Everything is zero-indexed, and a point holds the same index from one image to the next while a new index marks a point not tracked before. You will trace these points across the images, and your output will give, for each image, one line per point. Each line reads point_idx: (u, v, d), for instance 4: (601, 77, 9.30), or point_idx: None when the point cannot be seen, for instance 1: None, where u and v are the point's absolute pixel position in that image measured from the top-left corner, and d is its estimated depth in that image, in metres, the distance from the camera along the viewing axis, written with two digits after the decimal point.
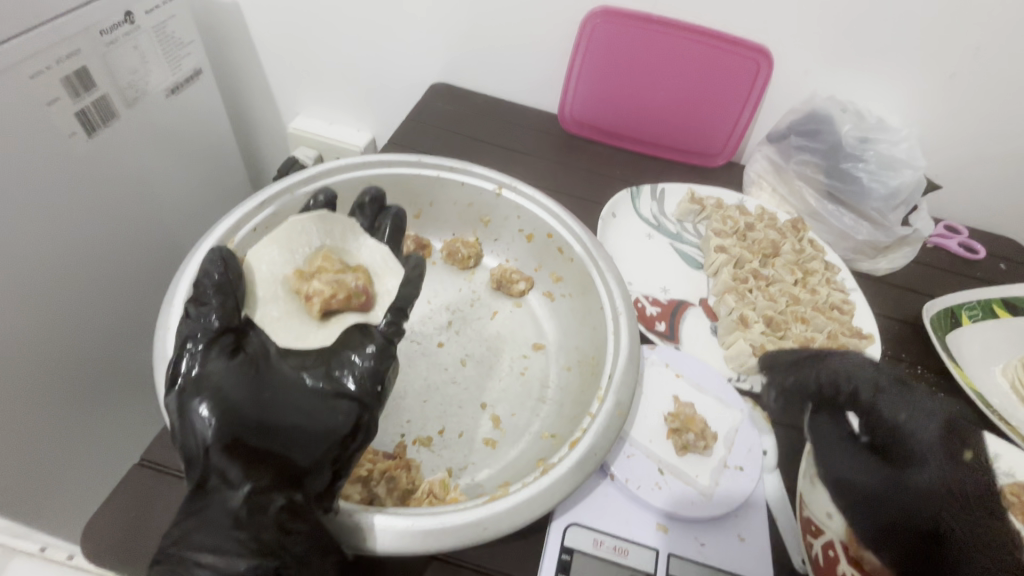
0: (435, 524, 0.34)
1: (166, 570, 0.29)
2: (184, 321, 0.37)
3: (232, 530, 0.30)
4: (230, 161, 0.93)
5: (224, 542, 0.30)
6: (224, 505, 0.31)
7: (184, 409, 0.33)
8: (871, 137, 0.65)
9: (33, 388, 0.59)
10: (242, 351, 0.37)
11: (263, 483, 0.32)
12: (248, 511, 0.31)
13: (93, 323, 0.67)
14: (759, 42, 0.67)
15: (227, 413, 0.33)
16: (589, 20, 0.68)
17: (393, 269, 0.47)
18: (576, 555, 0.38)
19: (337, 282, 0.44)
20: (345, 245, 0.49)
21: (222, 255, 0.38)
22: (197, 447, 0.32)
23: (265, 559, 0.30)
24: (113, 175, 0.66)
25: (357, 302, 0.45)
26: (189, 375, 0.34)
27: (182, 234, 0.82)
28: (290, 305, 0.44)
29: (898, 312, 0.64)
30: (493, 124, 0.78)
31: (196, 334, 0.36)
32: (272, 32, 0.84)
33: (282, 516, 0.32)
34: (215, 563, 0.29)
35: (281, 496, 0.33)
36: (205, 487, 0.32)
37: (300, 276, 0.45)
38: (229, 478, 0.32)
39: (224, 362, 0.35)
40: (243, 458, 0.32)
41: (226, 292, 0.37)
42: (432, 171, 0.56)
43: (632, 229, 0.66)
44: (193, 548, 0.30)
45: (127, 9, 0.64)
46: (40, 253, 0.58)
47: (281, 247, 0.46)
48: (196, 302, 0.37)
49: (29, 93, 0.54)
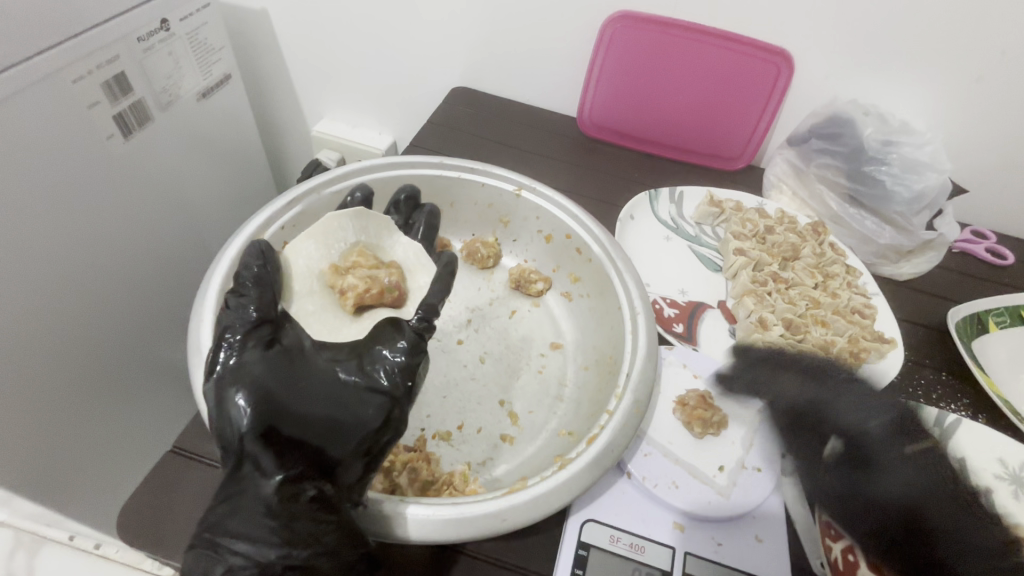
0: (455, 514, 0.35)
1: (201, 554, 0.31)
2: (225, 311, 0.39)
3: (264, 517, 0.31)
4: (255, 163, 0.96)
5: (255, 530, 0.31)
6: (257, 492, 0.32)
7: (222, 398, 0.34)
8: (895, 139, 0.65)
9: (69, 379, 0.62)
10: (278, 343, 0.39)
11: (294, 473, 0.33)
12: (278, 500, 0.32)
13: (126, 318, 0.69)
14: (780, 45, 0.67)
15: (262, 402, 0.34)
16: (608, 24, 0.69)
17: (424, 266, 0.50)
18: (593, 551, 0.39)
19: (371, 278, 0.47)
20: (379, 242, 0.51)
21: (261, 249, 0.43)
22: (233, 435, 0.34)
23: (294, 548, 0.31)
24: (146, 176, 0.69)
25: (389, 297, 0.47)
26: (227, 365, 0.36)
27: (209, 233, 0.85)
28: (325, 299, 0.47)
29: (922, 317, 0.63)
30: (512, 127, 0.79)
31: (235, 325, 0.38)
32: (298, 39, 0.87)
33: (312, 506, 0.33)
34: (247, 551, 0.31)
35: (310, 486, 0.33)
36: (240, 474, 0.33)
37: (336, 271, 0.48)
38: (262, 466, 0.33)
39: (259, 353, 0.37)
40: (275, 448, 0.33)
41: (263, 284, 0.41)
42: (453, 172, 0.57)
43: (650, 231, 0.66)
44: (226, 534, 0.31)
45: (163, 17, 0.67)
46: (79, 250, 0.61)
47: (318, 242, 0.48)
48: (235, 294, 0.40)
49: (71, 97, 0.57)
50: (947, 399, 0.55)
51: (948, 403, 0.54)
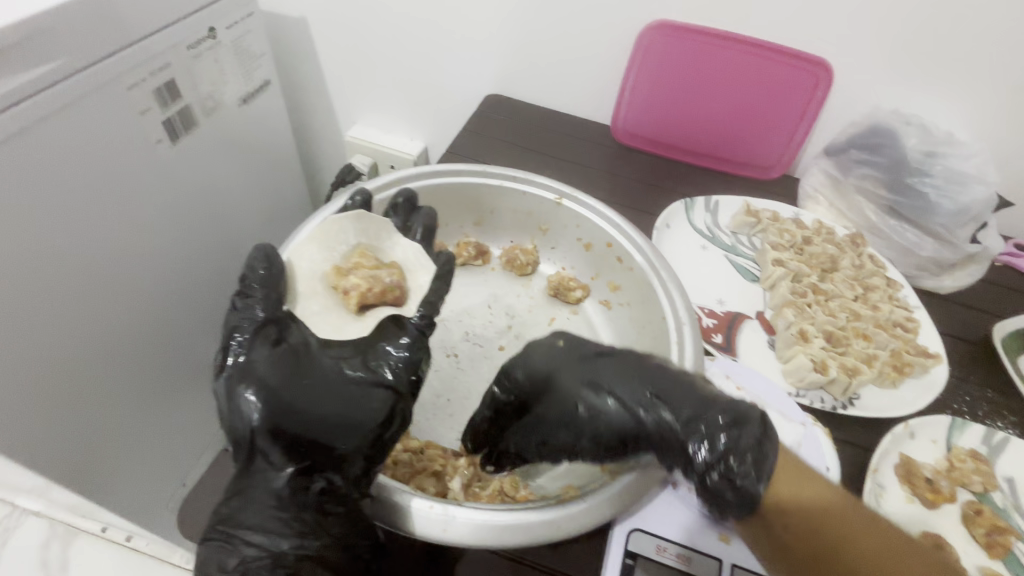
0: (511, 519, 0.35)
1: (217, 544, 0.35)
2: (233, 312, 0.41)
3: (275, 511, 0.35)
4: (290, 167, 0.98)
5: (267, 522, 0.35)
6: (268, 486, 0.36)
7: (232, 395, 0.36)
8: (940, 151, 0.64)
9: (113, 376, 0.63)
10: (284, 341, 0.40)
11: (302, 467, 0.36)
12: (289, 493, 0.36)
13: (168, 316, 0.71)
14: (820, 55, 0.67)
15: (269, 399, 0.36)
16: (645, 33, 0.70)
17: (424, 266, 0.50)
18: (639, 560, 0.39)
19: (373, 277, 0.47)
20: (380, 243, 0.51)
21: (266, 252, 0.43)
22: (244, 431, 0.36)
23: (304, 539, 0.35)
24: (190, 179, 0.71)
25: (391, 296, 0.47)
26: (236, 363, 0.38)
27: (246, 235, 0.87)
28: (329, 300, 0.48)
29: (965, 331, 0.62)
30: (545, 135, 0.80)
31: (243, 325, 0.40)
32: (336, 46, 0.89)
33: (321, 498, 0.36)
34: (261, 542, 0.35)
35: (319, 479, 0.36)
36: (252, 469, 0.36)
37: (339, 272, 0.48)
38: (272, 461, 0.36)
39: (266, 352, 0.38)
40: (284, 443, 0.36)
41: (269, 286, 0.42)
42: (496, 180, 0.57)
43: (686, 240, 0.66)
44: (242, 527, 0.35)
45: (211, 25, 0.69)
46: (127, 249, 0.62)
47: (320, 246, 0.49)
48: (242, 296, 0.42)
49: (124, 103, 0.59)
50: (993, 417, 0.54)
51: (994, 420, 0.53)
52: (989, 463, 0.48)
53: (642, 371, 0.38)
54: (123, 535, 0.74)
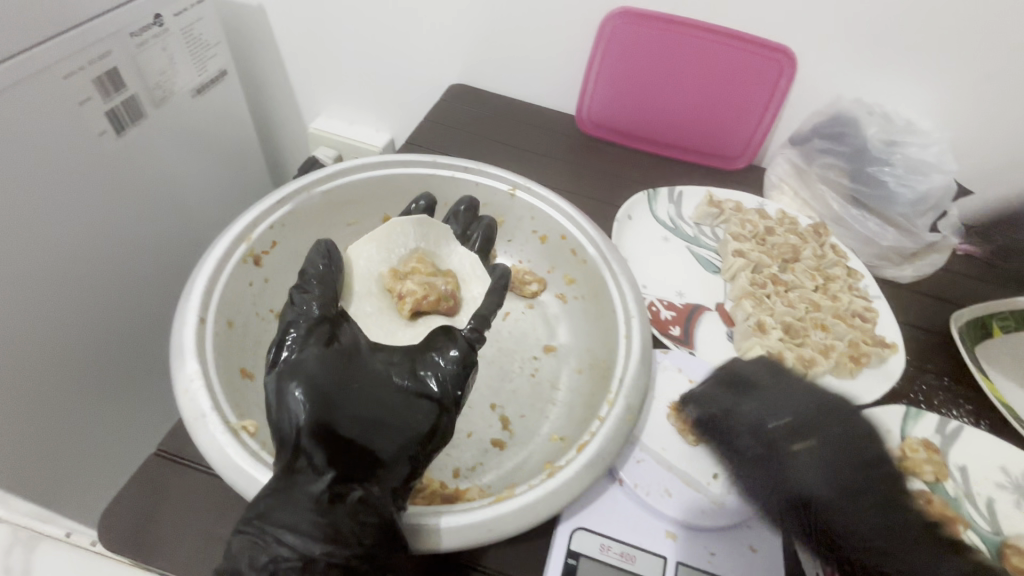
0: (441, 522, 0.35)
1: (248, 541, 0.29)
2: (290, 306, 0.40)
3: (312, 513, 0.30)
4: (252, 160, 0.95)
5: (301, 524, 0.30)
6: (306, 487, 0.31)
7: (280, 390, 0.35)
8: (900, 140, 0.64)
9: (60, 379, 0.61)
10: (336, 342, 0.39)
11: (344, 472, 0.33)
12: (329, 498, 0.31)
13: (119, 316, 0.69)
14: (782, 43, 0.66)
15: (320, 398, 0.34)
16: (607, 21, 0.68)
17: (480, 276, 0.50)
18: (582, 560, 0.38)
19: (428, 285, 0.47)
20: (437, 250, 0.52)
21: (327, 249, 0.44)
22: (290, 428, 0.33)
23: (336, 547, 0.30)
24: (140, 174, 0.68)
25: (445, 305, 0.48)
26: (287, 360, 0.36)
27: (205, 231, 0.84)
28: (382, 302, 0.48)
29: (923, 321, 0.62)
30: (509, 125, 0.78)
31: (298, 322, 0.39)
32: (295, 35, 0.86)
33: (357, 507, 0.32)
34: (292, 543, 0.29)
35: (358, 487, 0.33)
36: (293, 468, 0.32)
37: (395, 276, 0.49)
38: (314, 462, 0.32)
39: (319, 350, 0.37)
40: (329, 445, 0.33)
41: (326, 283, 0.42)
42: (447, 171, 0.56)
43: (648, 232, 0.65)
44: (275, 525, 0.30)
45: (157, 12, 0.66)
46: (70, 247, 0.60)
47: (379, 246, 0.50)
48: (299, 291, 0.41)
49: (62, 93, 0.57)
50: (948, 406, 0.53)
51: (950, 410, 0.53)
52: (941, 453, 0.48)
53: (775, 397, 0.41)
54: None
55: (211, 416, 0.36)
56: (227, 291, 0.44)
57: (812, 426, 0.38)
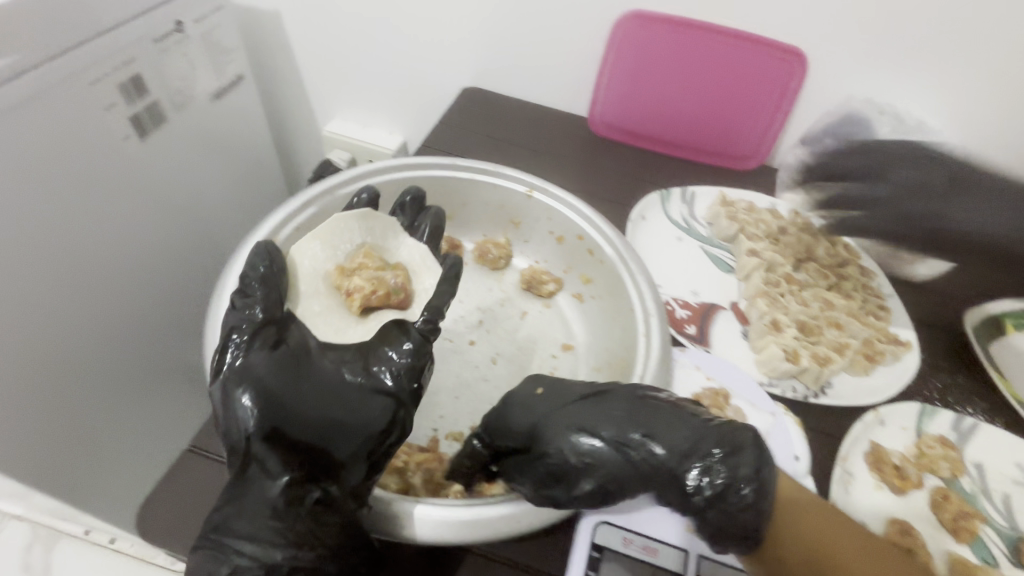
0: (470, 516, 0.35)
1: (207, 553, 0.33)
2: (230, 311, 0.40)
3: (270, 520, 0.34)
4: (267, 163, 0.96)
5: (259, 531, 0.33)
6: (263, 494, 0.34)
7: (227, 398, 0.36)
8: (912, 138, 0.66)
9: (87, 379, 0.62)
10: (284, 343, 0.39)
11: (298, 475, 0.35)
12: (285, 503, 0.34)
13: (141, 316, 0.70)
14: (793, 44, 0.66)
15: (264, 404, 0.35)
16: (619, 24, 0.69)
17: (430, 268, 0.50)
18: (605, 553, 0.39)
19: (377, 279, 0.47)
20: (385, 243, 0.51)
21: (267, 250, 0.42)
22: (238, 436, 0.35)
23: (300, 550, 0.34)
24: (160, 177, 0.70)
25: (395, 299, 0.48)
26: (233, 366, 0.37)
27: (223, 233, 0.85)
28: (331, 300, 0.48)
29: (938, 320, 0.62)
30: (522, 127, 0.79)
31: (241, 325, 0.39)
32: (310, 39, 0.87)
33: (317, 508, 0.35)
34: (252, 552, 0.33)
35: (315, 488, 0.35)
36: (244, 476, 0.35)
37: (341, 272, 0.48)
38: (267, 468, 0.35)
39: (265, 354, 0.37)
40: (280, 450, 0.35)
41: (270, 284, 0.41)
42: (466, 173, 0.57)
43: (662, 232, 0.66)
44: (233, 536, 0.33)
45: (178, 18, 0.68)
46: (96, 249, 0.61)
47: (323, 242, 0.48)
48: (241, 294, 0.40)
49: (89, 99, 0.58)
50: (963, 403, 0.54)
51: (964, 407, 0.54)
52: (957, 450, 0.49)
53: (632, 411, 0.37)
54: (108, 538, 0.74)
55: None
56: None
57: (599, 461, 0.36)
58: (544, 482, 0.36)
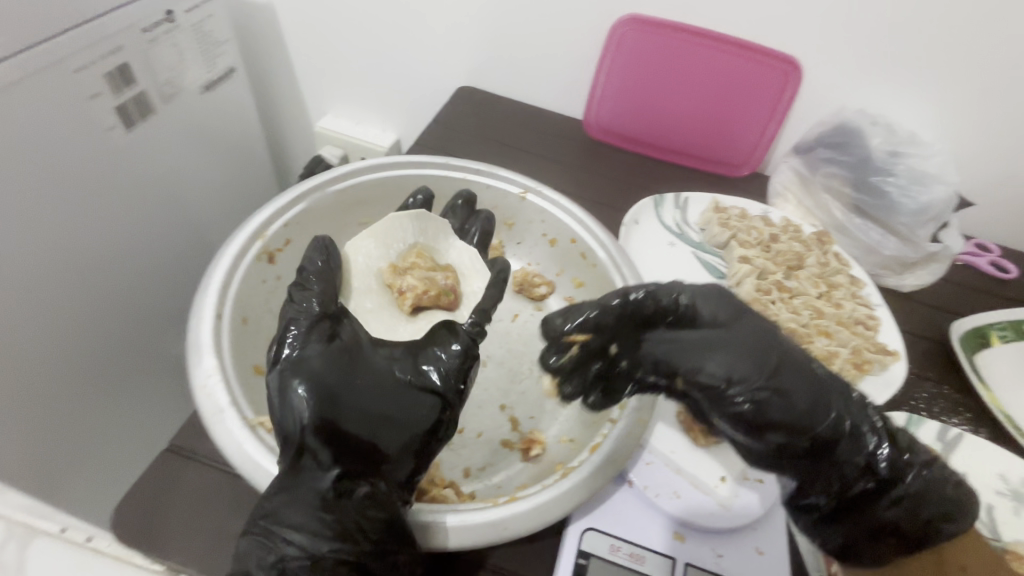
0: (458, 520, 0.35)
1: (256, 540, 0.32)
2: (288, 304, 0.39)
3: (318, 510, 0.32)
4: (258, 158, 0.95)
5: (309, 522, 0.32)
6: (314, 484, 0.32)
7: (284, 390, 0.34)
8: (902, 151, 0.64)
9: (63, 375, 0.61)
10: (338, 337, 0.38)
11: (348, 469, 0.33)
12: (333, 495, 0.32)
13: (122, 310, 0.68)
14: (788, 54, 0.67)
15: (323, 397, 0.34)
16: (616, 28, 0.69)
17: (479, 271, 0.50)
18: (593, 560, 0.38)
19: (429, 280, 0.48)
20: (436, 244, 0.52)
21: (324, 245, 0.43)
22: (294, 427, 0.33)
23: (344, 543, 0.32)
24: (147, 168, 0.68)
25: (445, 300, 0.48)
26: (289, 358, 0.35)
27: (209, 227, 0.84)
28: (382, 298, 0.49)
29: (923, 330, 0.63)
30: (517, 128, 0.78)
31: (299, 318, 0.38)
32: (305, 34, 0.86)
33: (364, 502, 0.33)
34: (300, 542, 0.31)
35: (364, 483, 0.33)
36: (298, 467, 0.33)
37: (394, 271, 0.50)
38: (320, 461, 0.33)
39: (321, 347, 0.36)
40: (334, 443, 0.33)
41: (326, 278, 0.41)
42: (460, 173, 0.56)
43: (654, 236, 0.66)
44: (281, 525, 0.32)
45: (168, 8, 0.66)
46: (78, 243, 0.60)
47: (378, 241, 0.51)
48: (297, 287, 0.40)
49: (73, 87, 0.56)
50: (948, 413, 0.55)
51: (949, 417, 0.54)
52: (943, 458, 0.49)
53: (756, 348, 0.36)
54: (82, 537, 0.69)
55: (229, 412, 0.36)
56: (241, 289, 0.44)
57: (732, 339, 0.37)
58: (655, 354, 0.38)
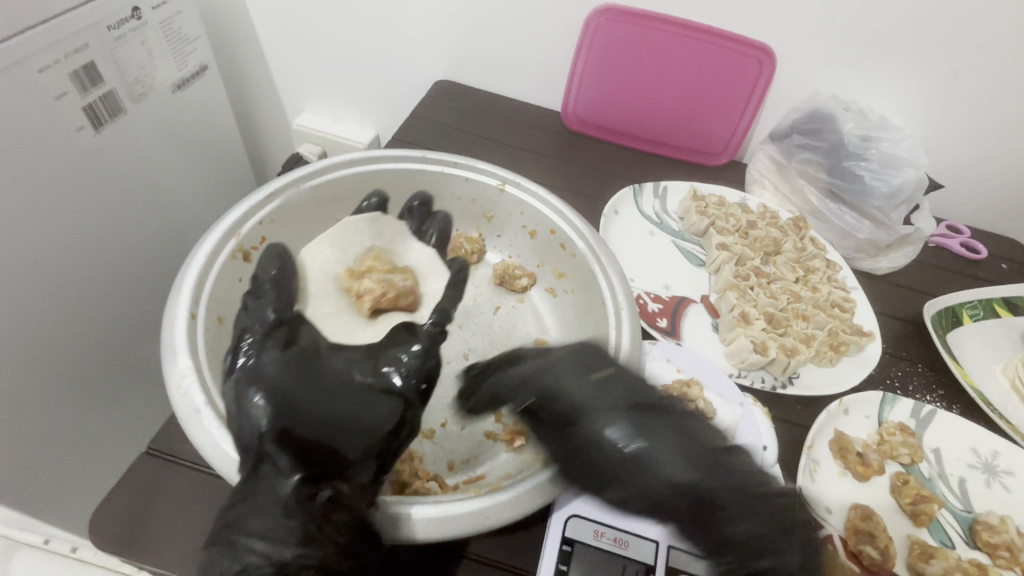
0: (438, 512, 0.35)
1: (219, 550, 0.30)
2: (243, 313, 0.41)
3: (283, 518, 0.31)
4: (234, 156, 0.93)
5: (272, 529, 0.30)
6: (275, 492, 0.31)
7: (240, 399, 0.35)
8: (873, 135, 0.66)
9: (36, 381, 0.59)
10: (294, 345, 0.40)
11: (312, 474, 0.33)
12: (296, 501, 0.31)
13: (96, 315, 0.67)
14: (761, 41, 0.67)
15: (278, 404, 0.35)
16: (591, 18, 0.69)
17: (437, 273, 0.53)
18: (577, 546, 0.39)
19: (387, 282, 0.49)
20: (394, 247, 0.54)
21: (279, 253, 0.46)
22: (251, 434, 0.33)
23: (309, 548, 0.31)
24: (119, 169, 0.67)
25: (405, 301, 0.49)
26: (244, 367, 0.37)
27: (184, 227, 0.82)
28: (341, 301, 0.49)
29: (898, 311, 0.64)
30: (495, 121, 0.78)
31: (253, 326, 0.40)
32: (279, 29, 0.85)
33: (328, 507, 0.32)
34: (264, 549, 0.30)
35: (327, 487, 0.33)
36: (258, 474, 0.32)
37: (351, 275, 0.50)
38: (279, 466, 0.32)
39: (276, 354, 0.38)
40: (294, 448, 0.33)
41: (280, 287, 0.44)
42: (436, 166, 0.56)
43: (635, 226, 0.66)
44: (244, 533, 0.30)
45: (135, 5, 0.65)
46: (47, 245, 0.58)
47: (334, 246, 0.52)
48: (252, 296, 0.42)
49: (37, 87, 0.55)
50: (923, 391, 0.56)
51: (923, 395, 0.55)
52: (917, 436, 0.50)
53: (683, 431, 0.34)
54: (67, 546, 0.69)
55: (205, 411, 0.36)
56: (214, 291, 0.43)
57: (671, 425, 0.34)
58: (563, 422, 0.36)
